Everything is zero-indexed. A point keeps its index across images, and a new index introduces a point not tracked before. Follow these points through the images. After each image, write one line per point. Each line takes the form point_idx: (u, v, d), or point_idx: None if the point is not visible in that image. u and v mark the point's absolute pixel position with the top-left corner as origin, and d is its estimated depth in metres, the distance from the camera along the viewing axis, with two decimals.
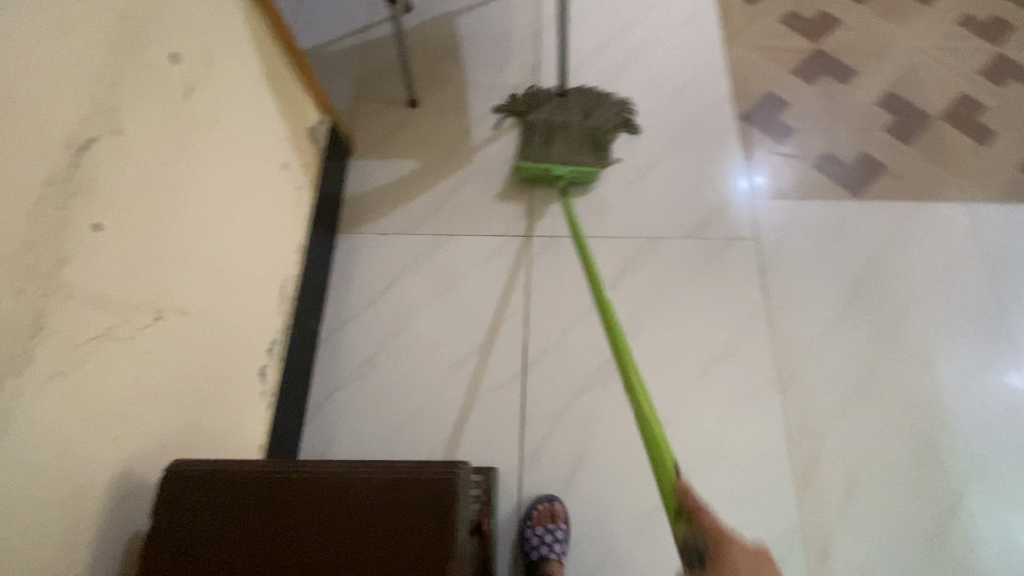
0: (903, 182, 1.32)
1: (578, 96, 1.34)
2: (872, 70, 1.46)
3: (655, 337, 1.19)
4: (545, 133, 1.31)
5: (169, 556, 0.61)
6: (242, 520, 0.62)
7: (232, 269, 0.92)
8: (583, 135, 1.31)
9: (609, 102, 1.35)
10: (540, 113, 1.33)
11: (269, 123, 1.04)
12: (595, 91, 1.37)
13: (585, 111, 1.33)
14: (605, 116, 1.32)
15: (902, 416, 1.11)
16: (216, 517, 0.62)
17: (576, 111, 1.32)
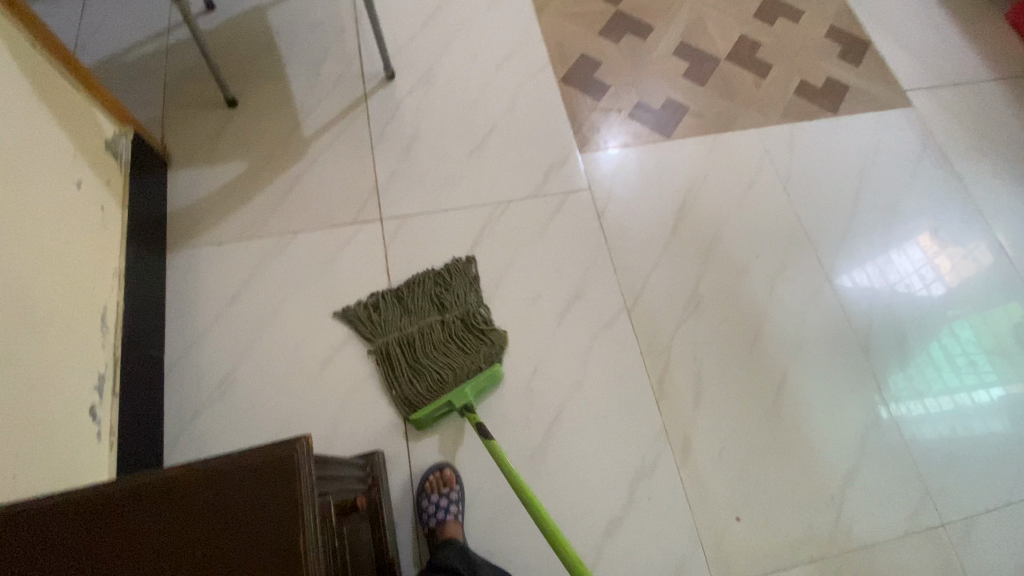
0: (703, 118, 1.50)
1: (417, 289, 1.22)
2: (666, 24, 1.64)
3: (515, 293, 1.26)
4: (409, 356, 1.15)
5: None
6: (57, 554, 0.57)
7: (25, 304, 0.83)
8: (451, 337, 1.17)
9: (448, 275, 1.24)
10: (388, 336, 1.17)
11: (47, 139, 0.94)
12: (430, 273, 1.23)
13: (435, 301, 1.20)
14: (460, 296, 1.21)
15: (731, 318, 1.28)
16: (25, 559, 0.57)
17: (429, 313, 1.19)
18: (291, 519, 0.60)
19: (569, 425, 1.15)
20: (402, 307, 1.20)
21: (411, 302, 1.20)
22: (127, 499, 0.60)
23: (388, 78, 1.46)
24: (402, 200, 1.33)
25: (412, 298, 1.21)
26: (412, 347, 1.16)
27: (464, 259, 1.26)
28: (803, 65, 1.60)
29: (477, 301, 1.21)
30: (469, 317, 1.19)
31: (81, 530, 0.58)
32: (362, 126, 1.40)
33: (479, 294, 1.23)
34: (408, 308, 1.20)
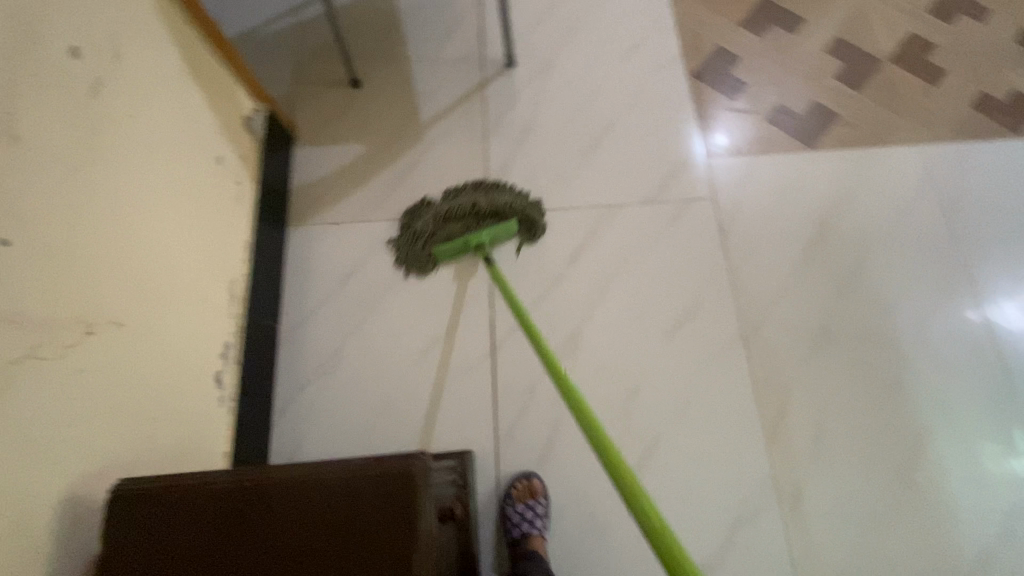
0: (854, 129, 1.33)
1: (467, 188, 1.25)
2: (821, 17, 1.45)
3: (621, 305, 1.19)
4: (439, 226, 1.22)
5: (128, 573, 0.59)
6: (196, 538, 0.60)
7: (170, 276, 0.88)
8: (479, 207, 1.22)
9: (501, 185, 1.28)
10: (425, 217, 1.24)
11: (196, 116, 0.98)
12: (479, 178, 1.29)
13: (473, 188, 1.25)
14: (502, 192, 1.24)
15: (864, 363, 1.13)
16: (169, 536, 0.61)
17: (468, 198, 1.23)
18: (409, 542, 0.59)
19: (665, 453, 1.08)
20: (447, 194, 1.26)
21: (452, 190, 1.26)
22: (260, 494, 0.62)
23: (508, 65, 1.42)
24: None
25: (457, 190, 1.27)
26: (449, 228, 1.22)
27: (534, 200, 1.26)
28: (987, 72, 1.36)
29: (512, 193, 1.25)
30: (508, 203, 1.22)
31: (217, 518, 0.61)
32: (478, 114, 1.37)
33: (519, 194, 1.24)
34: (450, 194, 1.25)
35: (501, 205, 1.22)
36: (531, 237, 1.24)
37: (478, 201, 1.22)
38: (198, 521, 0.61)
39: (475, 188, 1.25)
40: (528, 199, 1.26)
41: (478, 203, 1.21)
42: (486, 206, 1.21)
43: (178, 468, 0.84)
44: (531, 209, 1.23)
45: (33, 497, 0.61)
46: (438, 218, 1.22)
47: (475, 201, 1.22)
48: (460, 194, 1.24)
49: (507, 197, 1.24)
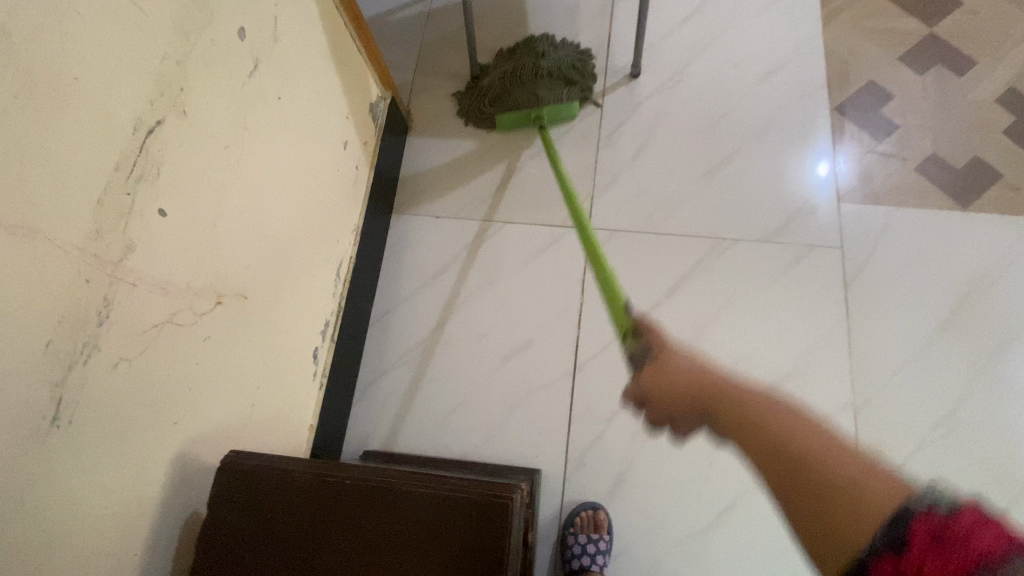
0: (1020, 193, 1.17)
1: (525, 48, 1.33)
2: (997, 60, 1.28)
3: (718, 347, 1.11)
4: (504, 87, 1.29)
5: (227, 548, 0.62)
6: (290, 526, 0.62)
7: (289, 252, 0.91)
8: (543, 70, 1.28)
9: (558, 44, 1.33)
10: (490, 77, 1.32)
11: (331, 98, 1.00)
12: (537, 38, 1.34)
13: (537, 53, 1.30)
14: (561, 56, 1.30)
15: (993, 462, 1.00)
16: (266, 518, 0.63)
17: (530, 60, 1.28)
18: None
19: (746, 513, 1.01)
20: (506, 57, 1.35)
21: (516, 52, 1.33)
22: (354, 495, 0.62)
23: (633, 76, 1.36)
24: (616, 212, 1.24)
25: (518, 51, 1.33)
26: (514, 82, 1.28)
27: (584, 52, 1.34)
28: None
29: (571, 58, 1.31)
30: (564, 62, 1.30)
31: (312, 509, 0.62)
32: (594, 123, 1.32)
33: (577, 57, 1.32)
34: (513, 55, 1.32)
35: (559, 66, 1.28)
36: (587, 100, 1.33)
37: (537, 59, 1.29)
38: (293, 508, 0.63)
39: (538, 52, 1.30)
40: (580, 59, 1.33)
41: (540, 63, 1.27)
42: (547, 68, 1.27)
43: (271, 439, 0.87)
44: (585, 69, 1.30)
45: (151, 455, 0.65)
46: (501, 76, 1.30)
47: (537, 63, 1.28)
48: (519, 53, 1.32)
49: (561, 55, 1.31)
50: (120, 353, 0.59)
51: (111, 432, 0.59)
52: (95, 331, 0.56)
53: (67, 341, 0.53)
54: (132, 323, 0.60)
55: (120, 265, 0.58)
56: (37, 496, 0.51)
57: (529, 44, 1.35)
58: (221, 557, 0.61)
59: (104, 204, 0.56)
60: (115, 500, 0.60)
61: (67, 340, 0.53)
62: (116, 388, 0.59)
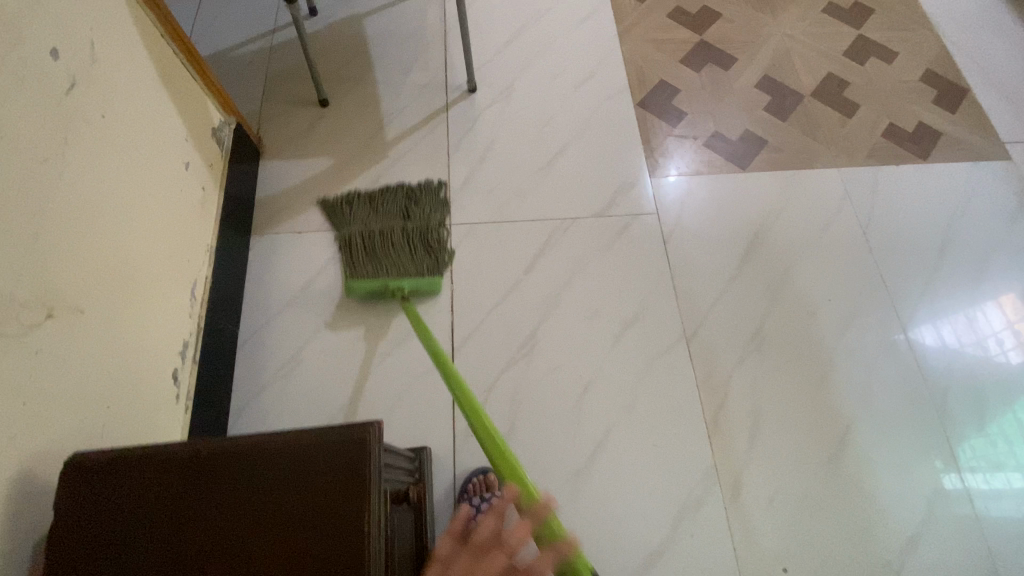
0: (782, 154, 1.47)
1: (389, 197, 1.34)
2: (751, 56, 1.62)
3: (573, 310, 1.26)
4: (366, 247, 1.25)
5: (84, 541, 0.62)
6: (154, 501, 0.63)
7: (133, 270, 0.91)
8: (409, 235, 1.27)
9: (424, 200, 1.35)
10: (352, 227, 1.29)
11: (166, 122, 1.03)
12: (404, 192, 1.35)
13: (403, 210, 1.31)
14: (425, 211, 1.32)
15: (796, 360, 1.24)
16: (126, 499, 0.64)
17: (394, 219, 1.29)
18: (360, 501, 0.64)
19: (614, 447, 1.15)
20: (371, 209, 1.32)
21: (380, 205, 1.32)
22: (218, 459, 0.65)
23: (470, 91, 1.52)
24: (470, 209, 1.37)
25: (383, 203, 1.33)
26: (374, 252, 1.25)
27: (437, 183, 1.38)
28: (893, 107, 1.54)
29: (438, 221, 1.32)
30: (428, 233, 1.29)
31: (176, 481, 0.64)
32: (441, 134, 1.46)
33: (444, 214, 1.33)
34: (376, 210, 1.32)
35: (424, 232, 1.28)
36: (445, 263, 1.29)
37: (402, 228, 1.28)
38: (154, 484, 0.64)
39: (404, 208, 1.31)
40: (447, 227, 1.33)
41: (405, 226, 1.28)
42: (412, 233, 1.27)
43: None
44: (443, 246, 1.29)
45: None
46: (360, 239, 1.26)
47: (400, 224, 1.28)
48: (383, 213, 1.31)
49: (427, 224, 1.30)
50: None
51: None
52: None
53: None
54: None
55: None
56: None
57: (395, 201, 1.33)
58: (78, 551, 0.61)
59: None
60: None
61: None
62: None
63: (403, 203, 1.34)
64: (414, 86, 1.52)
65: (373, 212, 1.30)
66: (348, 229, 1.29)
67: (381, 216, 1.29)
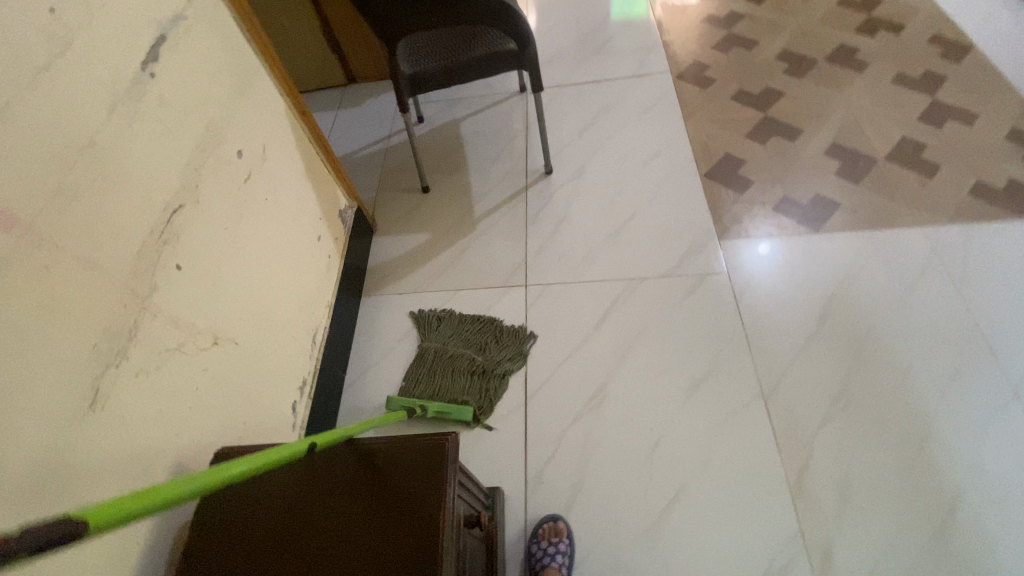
0: (857, 215, 1.48)
1: (475, 326, 1.43)
2: (817, 127, 1.68)
3: (642, 364, 1.32)
4: (431, 368, 1.36)
5: (217, 519, 0.75)
6: (274, 489, 0.77)
7: (273, 315, 1.13)
8: (473, 369, 1.35)
9: (507, 339, 1.39)
10: (432, 343, 1.41)
11: (306, 204, 1.31)
12: (494, 322, 1.42)
13: (481, 343, 1.39)
14: (500, 353, 1.37)
15: (890, 422, 1.16)
16: (254, 487, 0.78)
17: (468, 352, 1.38)
18: (436, 499, 0.73)
19: (687, 504, 1.13)
20: (456, 331, 1.43)
21: (466, 331, 1.42)
22: (327, 458, 0.79)
23: (547, 173, 1.72)
24: (545, 273, 1.51)
25: (470, 331, 1.42)
26: (437, 374, 1.35)
27: (528, 332, 1.40)
28: (980, 166, 1.50)
29: (510, 368, 1.34)
30: (493, 373, 1.33)
31: (295, 478, 0.78)
32: (521, 210, 1.65)
33: (517, 363, 1.35)
34: (460, 334, 1.42)
35: (488, 370, 1.34)
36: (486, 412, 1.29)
37: (473, 361, 1.36)
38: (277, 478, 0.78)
39: (484, 342, 1.39)
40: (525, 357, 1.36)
41: (473, 362, 1.35)
42: (477, 370, 1.34)
43: None
44: (499, 389, 1.32)
45: (156, 458, 0.80)
46: (432, 357, 1.38)
47: (472, 357, 1.36)
48: (465, 342, 1.40)
49: (495, 364, 1.35)
50: (141, 365, 0.79)
51: (132, 427, 0.76)
52: (125, 342, 0.76)
53: (109, 345, 0.74)
54: (152, 343, 0.81)
55: (148, 299, 0.81)
56: (68, 463, 0.66)
57: (480, 333, 1.41)
58: (212, 526, 0.75)
59: (140, 255, 0.80)
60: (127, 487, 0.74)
61: (109, 345, 0.74)
62: (137, 393, 0.77)
63: (486, 337, 1.41)
64: (499, 172, 1.76)
65: (458, 337, 1.41)
66: (429, 341, 1.42)
67: (461, 343, 1.39)
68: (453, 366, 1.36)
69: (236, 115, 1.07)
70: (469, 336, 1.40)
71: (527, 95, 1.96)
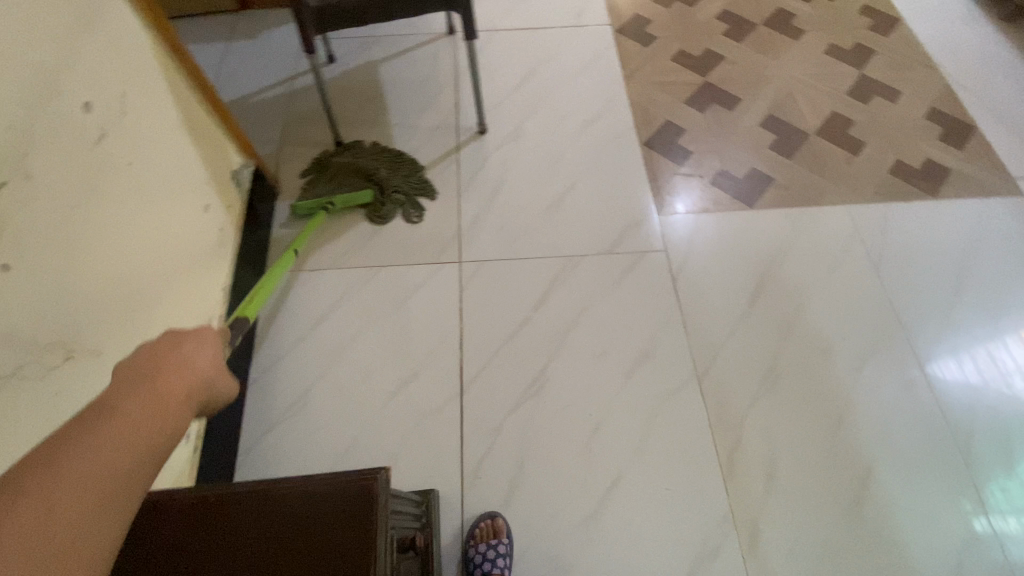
0: (790, 191, 1.49)
1: (385, 149, 1.49)
2: (754, 96, 1.65)
3: (582, 347, 1.26)
4: (335, 173, 1.44)
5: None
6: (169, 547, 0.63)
7: (150, 310, 0.93)
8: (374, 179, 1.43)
9: (413, 169, 1.47)
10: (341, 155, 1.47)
11: (188, 167, 1.07)
12: (407, 155, 1.49)
13: (387, 161, 1.47)
14: (403, 176, 1.45)
15: (812, 400, 1.21)
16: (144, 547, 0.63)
17: (374, 165, 1.44)
18: (367, 548, 0.62)
19: (626, 490, 1.12)
20: (367, 149, 1.49)
21: (376, 151, 1.49)
22: (231, 503, 0.66)
23: (481, 132, 1.56)
24: (479, 246, 1.39)
25: (382, 153, 1.49)
26: (340, 179, 1.43)
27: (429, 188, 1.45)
28: (898, 144, 1.55)
29: (407, 187, 1.43)
30: (391, 188, 1.42)
31: (182, 542, 0.64)
32: (452, 174, 1.49)
33: (416, 188, 1.44)
34: (369, 152, 1.48)
35: (386, 182, 1.42)
36: (377, 218, 1.41)
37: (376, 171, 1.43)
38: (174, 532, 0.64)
39: (389, 160, 1.47)
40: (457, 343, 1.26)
41: (377, 172, 1.43)
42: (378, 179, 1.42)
43: None
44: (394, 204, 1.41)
45: None
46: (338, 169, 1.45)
47: (376, 170, 1.44)
48: (375, 156, 1.47)
49: (400, 181, 1.44)
50: None
51: None
52: None
53: None
54: None
55: None
56: None
57: (385, 155, 1.48)
58: None
59: None
60: None
61: None
62: None
63: (394, 158, 1.48)
64: (426, 127, 1.57)
65: (368, 152, 1.47)
66: (340, 155, 1.48)
67: (369, 158, 1.46)
68: (358, 176, 1.44)
69: (79, 53, 0.80)
70: (380, 154, 1.47)
71: (455, 38, 1.74)
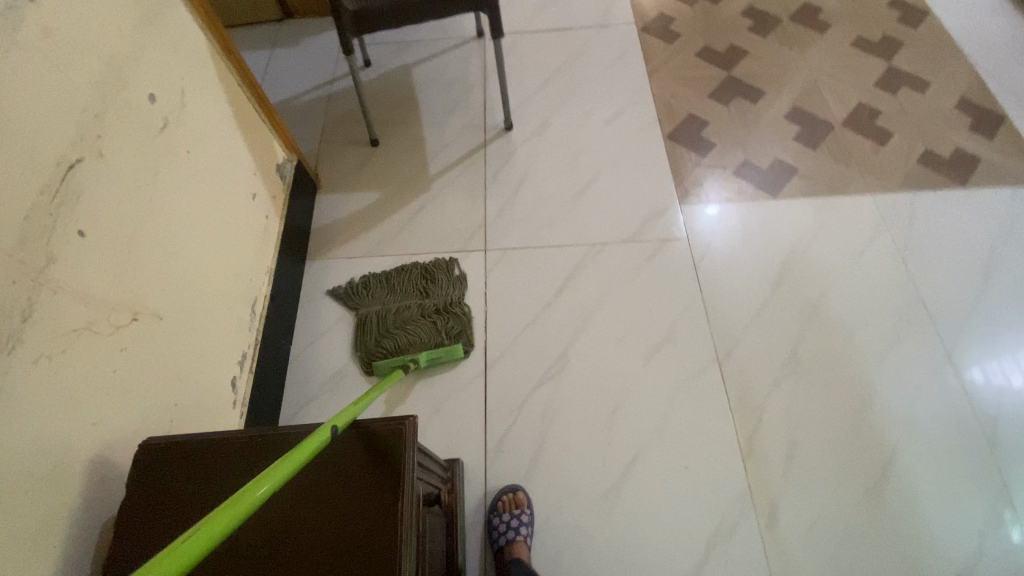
0: (814, 181, 1.49)
1: (404, 275, 1.38)
2: (779, 89, 1.67)
3: (604, 330, 1.30)
4: (386, 328, 1.30)
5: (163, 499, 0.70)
6: (222, 475, 0.71)
7: (204, 284, 1.02)
8: (425, 311, 1.32)
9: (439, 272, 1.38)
10: (371, 307, 1.34)
11: (238, 157, 1.17)
12: (421, 264, 1.40)
13: (419, 288, 1.36)
14: (442, 289, 1.35)
15: (835, 384, 1.21)
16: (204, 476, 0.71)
17: (414, 299, 1.34)
18: (394, 489, 0.68)
19: (645, 467, 1.15)
20: (388, 288, 1.37)
21: (398, 285, 1.37)
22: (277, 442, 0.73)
23: (507, 129, 1.62)
24: (505, 236, 1.44)
25: (402, 282, 1.38)
26: (393, 329, 1.30)
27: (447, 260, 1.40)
28: (928, 134, 1.53)
29: (457, 295, 1.34)
30: (446, 309, 1.32)
31: (241, 463, 0.72)
32: (478, 169, 1.56)
33: (461, 290, 1.35)
34: (394, 290, 1.36)
35: (440, 307, 1.32)
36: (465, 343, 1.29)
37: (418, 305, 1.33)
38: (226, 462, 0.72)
39: (421, 287, 1.36)
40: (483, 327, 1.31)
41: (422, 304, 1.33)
42: (430, 308, 1.32)
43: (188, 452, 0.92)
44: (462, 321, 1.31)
45: (70, 453, 0.70)
46: (379, 319, 1.32)
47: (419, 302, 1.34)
48: (401, 291, 1.36)
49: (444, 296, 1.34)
50: (41, 349, 0.67)
51: (36, 420, 0.66)
52: (19, 324, 0.65)
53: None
54: (53, 323, 0.69)
55: (44, 273, 0.69)
56: None
57: (412, 280, 1.38)
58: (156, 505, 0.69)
59: (30, 220, 0.67)
60: (36, 491, 0.65)
61: None
62: (39, 382, 0.66)
63: (418, 281, 1.38)
64: (455, 126, 1.64)
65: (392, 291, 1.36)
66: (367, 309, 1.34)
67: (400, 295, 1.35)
68: (407, 315, 1.32)
69: (144, 51, 0.90)
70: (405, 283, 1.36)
71: (484, 41, 1.82)
